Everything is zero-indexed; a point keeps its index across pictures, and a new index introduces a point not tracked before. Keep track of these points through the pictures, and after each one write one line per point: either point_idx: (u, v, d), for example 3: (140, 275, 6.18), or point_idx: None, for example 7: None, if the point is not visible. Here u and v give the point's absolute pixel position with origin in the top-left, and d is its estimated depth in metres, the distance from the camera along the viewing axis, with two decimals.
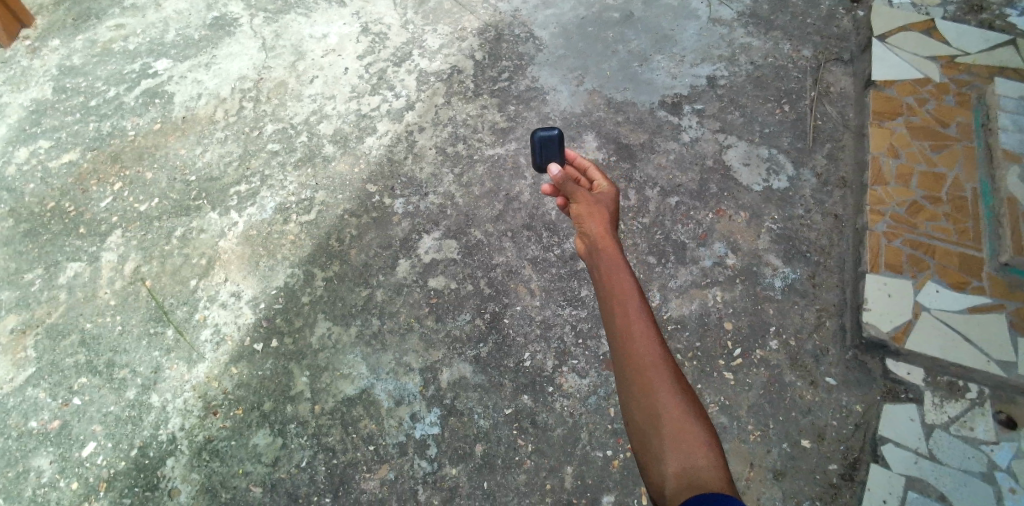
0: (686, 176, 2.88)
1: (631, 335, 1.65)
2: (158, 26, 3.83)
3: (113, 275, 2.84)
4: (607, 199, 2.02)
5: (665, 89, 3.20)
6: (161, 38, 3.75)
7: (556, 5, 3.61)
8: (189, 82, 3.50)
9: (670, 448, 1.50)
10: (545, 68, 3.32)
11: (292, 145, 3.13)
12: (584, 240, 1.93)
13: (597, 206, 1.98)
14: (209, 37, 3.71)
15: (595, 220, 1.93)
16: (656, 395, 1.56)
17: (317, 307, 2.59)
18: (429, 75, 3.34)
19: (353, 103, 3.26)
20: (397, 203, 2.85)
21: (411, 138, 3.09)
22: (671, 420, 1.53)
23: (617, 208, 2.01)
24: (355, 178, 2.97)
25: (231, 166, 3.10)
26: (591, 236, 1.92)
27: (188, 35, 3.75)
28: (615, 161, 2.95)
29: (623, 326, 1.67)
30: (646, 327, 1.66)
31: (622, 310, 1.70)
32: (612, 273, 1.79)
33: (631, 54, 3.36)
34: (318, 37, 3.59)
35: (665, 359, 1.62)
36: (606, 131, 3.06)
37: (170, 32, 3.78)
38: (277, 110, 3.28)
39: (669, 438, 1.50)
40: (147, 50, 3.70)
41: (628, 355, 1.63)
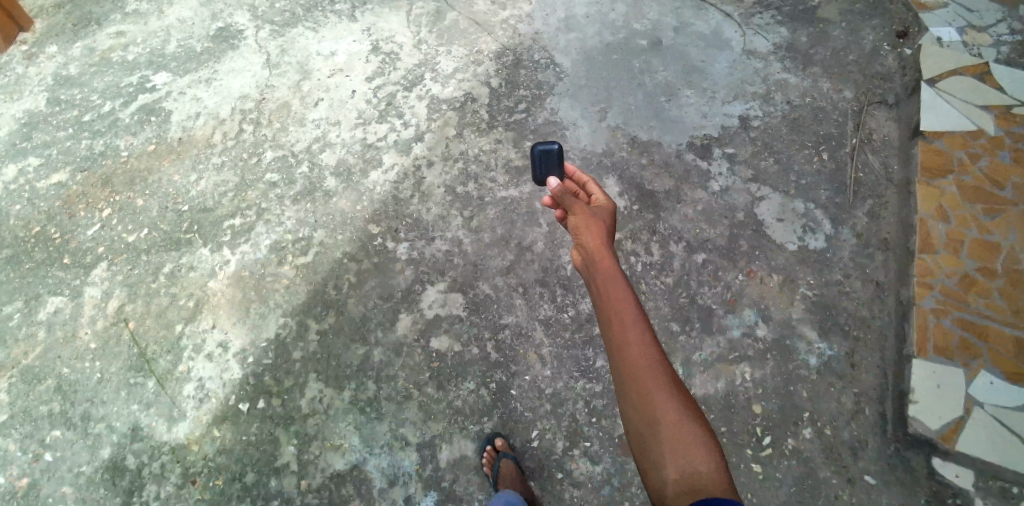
0: (714, 231, 2.64)
1: (626, 342, 1.57)
2: (157, 34, 3.62)
3: (95, 314, 2.67)
4: (605, 213, 1.89)
5: (694, 128, 2.94)
6: (160, 48, 3.55)
7: (580, 28, 3.36)
8: (187, 99, 3.29)
9: (669, 453, 1.43)
10: (565, 100, 3.07)
11: (291, 176, 2.90)
12: (579, 253, 1.82)
13: (598, 221, 1.85)
14: (211, 49, 3.50)
15: (596, 237, 1.80)
16: (653, 401, 1.49)
17: (309, 365, 2.41)
18: (441, 102, 3.11)
19: (358, 131, 3.02)
20: (401, 248, 2.63)
21: (419, 174, 2.85)
22: (669, 422, 1.46)
23: (615, 220, 1.89)
24: (357, 217, 2.74)
25: (227, 197, 2.88)
26: (587, 246, 1.79)
27: (189, 46, 3.54)
28: (639, 210, 2.69)
29: (618, 333, 1.60)
30: (642, 332, 1.58)
31: (616, 316, 1.63)
32: (606, 278, 1.71)
33: (658, 86, 3.10)
34: (324, 54, 3.36)
35: (662, 362, 1.55)
36: (629, 174, 2.80)
37: (170, 41, 3.57)
38: (278, 135, 3.06)
39: (668, 445, 1.44)
40: (145, 61, 3.48)
41: (623, 362, 1.55)
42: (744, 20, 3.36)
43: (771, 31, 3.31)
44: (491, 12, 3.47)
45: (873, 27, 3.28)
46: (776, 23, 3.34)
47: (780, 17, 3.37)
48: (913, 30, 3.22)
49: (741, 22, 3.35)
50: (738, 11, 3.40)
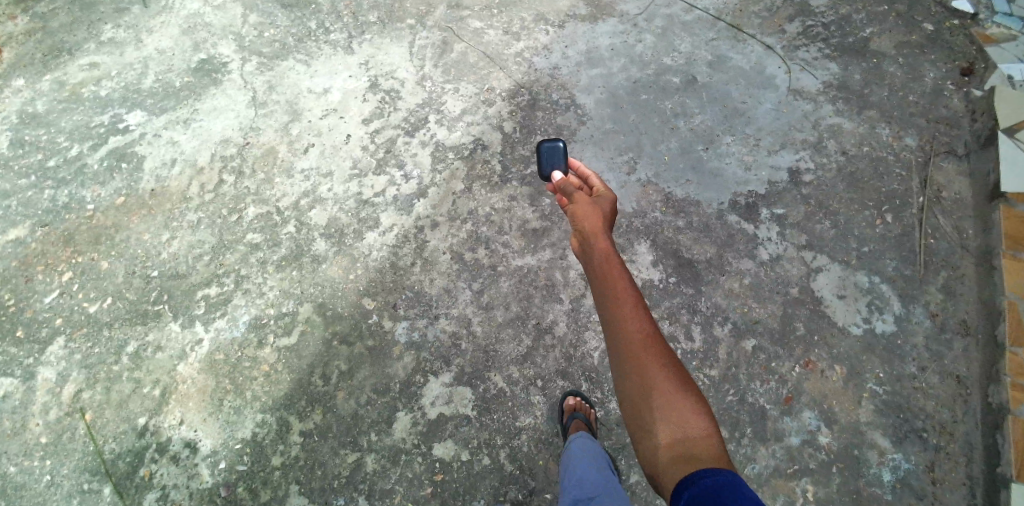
0: (764, 311, 2.27)
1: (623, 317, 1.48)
2: (135, 68, 3.31)
3: (48, 401, 2.33)
4: (607, 204, 1.74)
5: (737, 184, 2.56)
6: (137, 84, 3.24)
7: (603, 63, 3.00)
8: (163, 142, 2.98)
9: (664, 419, 1.37)
10: (588, 148, 2.71)
11: (276, 237, 2.57)
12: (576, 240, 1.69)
13: (598, 208, 1.71)
14: (192, 84, 3.18)
15: (595, 218, 1.67)
16: (645, 369, 1.42)
17: (290, 475, 2.10)
18: (447, 149, 2.75)
19: (352, 183, 2.66)
20: (400, 327, 2.28)
21: (420, 237, 2.48)
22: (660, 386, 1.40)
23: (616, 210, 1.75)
24: (349, 288, 2.39)
25: (201, 261, 2.57)
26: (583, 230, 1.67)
27: (168, 81, 3.23)
28: (676, 284, 2.32)
29: (608, 299, 1.53)
30: (636, 310, 1.49)
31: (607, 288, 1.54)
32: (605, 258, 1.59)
33: (694, 132, 2.73)
34: (316, 92, 3.02)
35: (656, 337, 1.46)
36: (663, 239, 2.42)
37: (148, 76, 3.27)
38: (262, 188, 2.72)
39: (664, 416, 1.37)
40: (119, 98, 3.19)
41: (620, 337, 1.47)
42: (787, 54, 3.02)
43: (820, 67, 2.96)
44: (504, 43, 3.11)
45: (934, 62, 2.90)
46: (825, 57, 2.99)
47: (828, 51, 3.01)
48: (979, 66, 2.87)
49: (785, 56, 3.01)
50: (782, 44, 3.06)
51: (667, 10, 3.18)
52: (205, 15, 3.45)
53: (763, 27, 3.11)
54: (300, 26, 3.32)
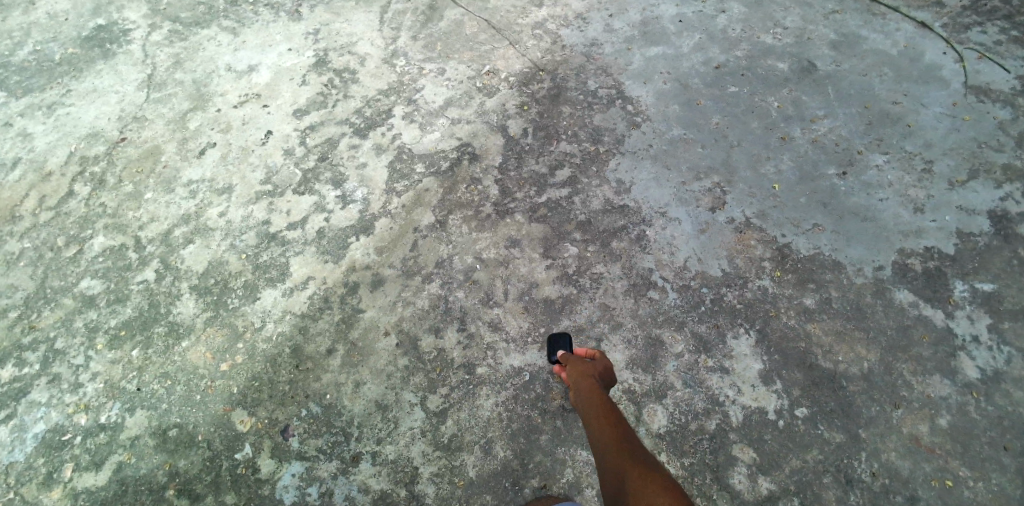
0: (984, 490, 1.17)
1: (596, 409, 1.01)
2: (12, 34, 2.40)
3: None
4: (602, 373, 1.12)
5: (903, 236, 1.49)
6: (8, 55, 2.33)
7: (667, 39, 1.97)
8: (12, 134, 2.05)
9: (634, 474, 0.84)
10: (641, 163, 1.66)
11: (123, 288, 1.58)
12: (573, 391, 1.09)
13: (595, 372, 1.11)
14: (76, 58, 2.27)
15: (585, 370, 1.11)
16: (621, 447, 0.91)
17: None
18: (414, 158, 1.73)
19: (259, 207, 1.67)
20: (289, 475, 1.25)
21: (350, 302, 1.46)
22: (610, 432, 0.95)
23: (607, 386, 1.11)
24: (216, 387, 1.37)
25: (2, 321, 1.57)
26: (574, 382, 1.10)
27: (48, 54, 2.31)
28: (808, 423, 1.24)
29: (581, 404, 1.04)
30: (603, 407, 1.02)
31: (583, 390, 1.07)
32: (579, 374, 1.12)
33: (819, 147, 1.67)
34: (238, 71, 2.07)
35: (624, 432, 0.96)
36: (778, 330, 1.35)
37: (24, 45, 2.35)
38: (124, 208, 1.75)
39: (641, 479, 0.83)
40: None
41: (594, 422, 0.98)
42: (954, 35, 1.93)
43: (1012, 54, 1.87)
44: (517, 10, 2.12)
45: None
46: (1015, 41, 1.90)
47: (1018, 32, 1.92)
48: None
49: (953, 36, 1.92)
50: (942, 21, 1.97)
51: None
52: None
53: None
54: None
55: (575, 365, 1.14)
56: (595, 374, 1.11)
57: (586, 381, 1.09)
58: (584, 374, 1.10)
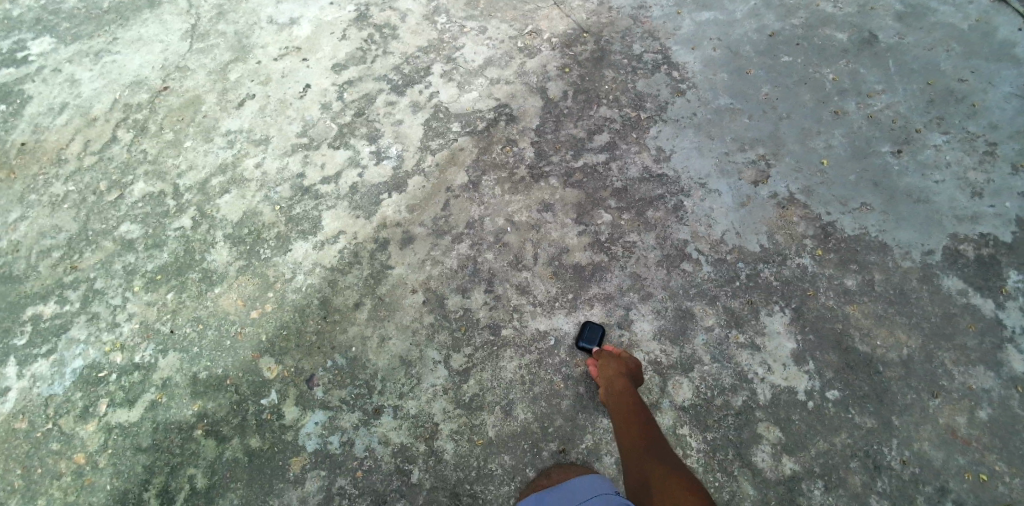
0: (1021, 488, 1.12)
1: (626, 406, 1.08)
2: None
3: None
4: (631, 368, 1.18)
5: (958, 220, 1.41)
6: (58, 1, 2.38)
7: (720, 4, 1.88)
8: (60, 80, 2.10)
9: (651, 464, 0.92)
10: (684, 132, 1.60)
11: (160, 233, 1.61)
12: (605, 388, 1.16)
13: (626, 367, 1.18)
14: (123, 6, 2.30)
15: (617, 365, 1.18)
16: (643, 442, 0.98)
17: None
18: (450, 118, 1.70)
19: (294, 159, 1.68)
20: (312, 422, 1.27)
21: (378, 258, 1.46)
22: (635, 427, 1.02)
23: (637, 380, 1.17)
24: (245, 333, 1.39)
25: (48, 260, 1.63)
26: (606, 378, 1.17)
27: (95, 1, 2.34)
28: (839, 407, 1.20)
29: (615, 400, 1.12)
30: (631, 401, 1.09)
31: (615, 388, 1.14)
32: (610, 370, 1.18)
33: (875, 124, 1.59)
34: (279, 23, 2.06)
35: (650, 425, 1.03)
36: (816, 310, 1.30)
37: None
38: (164, 155, 1.78)
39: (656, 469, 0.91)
40: (30, 20, 2.33)
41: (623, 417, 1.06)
42: None
43: None
44: None
45: None
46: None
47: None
48: None
49: None
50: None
51: None
52: None
53: None
54: None
55: (608, 360, 1.19)
56: (627, 372, 1.17)
57: (619, 380, 1.14)
58: (616, 374, 1.16)
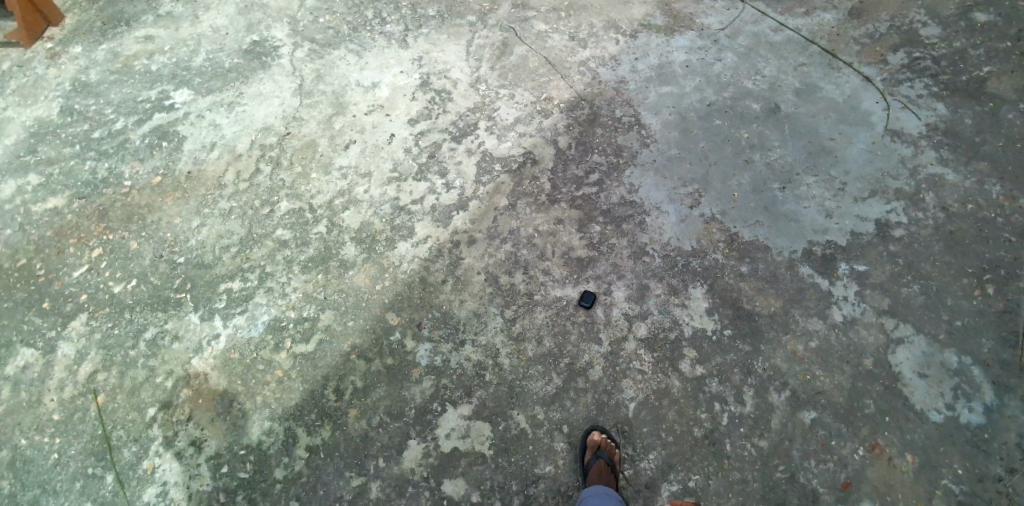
0: (829, 381, 2.00)
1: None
2: (188, 43, 3.13)
3: (64, 377, 2.33)
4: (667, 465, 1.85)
5: (814, 231, 2.27)
6: (188, 60, 3.07)
7: (676, 80, 2.74)
8: (205, 125, 2.83)
9: None
10: (648, 174, 2.46)
11: (305, 235, 2.44)
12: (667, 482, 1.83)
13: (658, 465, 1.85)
14: (241, 66, 3.01)
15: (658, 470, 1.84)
16: None
17: (289, 493, 1.97)
18: (494, 161, 2.56)
19: (391, 187, 2.52)
20: (422, 349, 2.13)
21: (454, 253, 2.32)
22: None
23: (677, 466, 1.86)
24: (374, 299, 2.25)
25: (229, 253, 2.44)
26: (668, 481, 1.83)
27: (218, 62, 3.04)
28: (732, 338, 2.07)
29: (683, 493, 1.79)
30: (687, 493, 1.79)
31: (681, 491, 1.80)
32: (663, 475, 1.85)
33: (771, 169, 2.44)
34: (366, 86, 2.87)
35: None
36: (723, 285, 2.17)
37: (199, 54, 3.08)
38: (298, 182, 2.59)
39: None
40: (168, 75, 3.03)
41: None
42: (889, 89, 2.64)
43: (925, 106, 2.59)
44: (568, 50, 2.90)
45: None
46: (931, 95, 2.62)
47: (936, 88, 2.65)
48: None
49: (886, 90, 2.64)
50: (882, 75, 2.70)
51: (753, 27, 2.89)
52: None
53: (863, 55, 2.77)
54: (357, 14, 3.13)
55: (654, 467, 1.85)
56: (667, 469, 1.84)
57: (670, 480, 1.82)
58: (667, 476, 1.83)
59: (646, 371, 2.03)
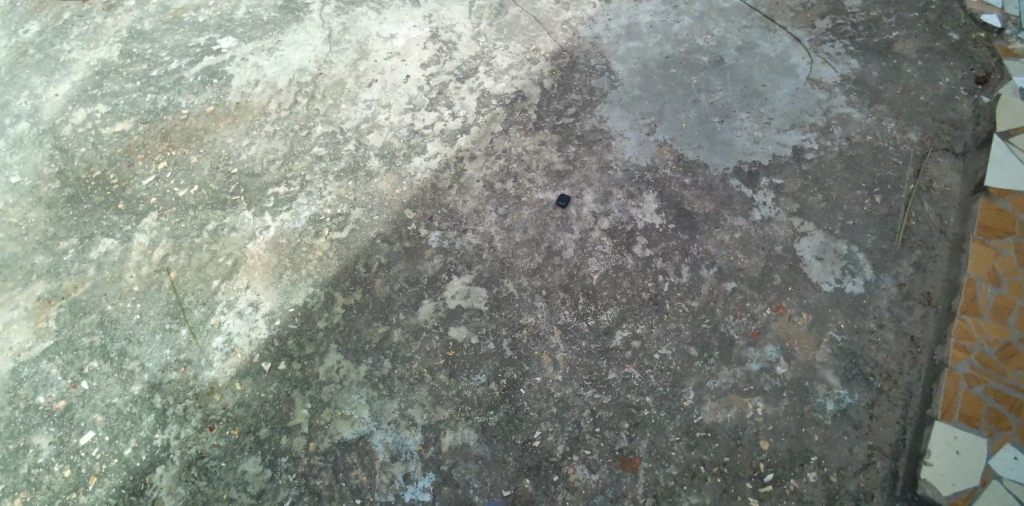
0: (747, 262, 2.61)
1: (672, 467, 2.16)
2: None
3: (141, 260, 2.80)
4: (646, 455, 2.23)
5: (744, 154, 2.88)
6: (231, 13, 3.56)
7: (641, 37, 3.30)
8: (249, 66, 3.35)
9: None
10: (616, 109, 3.05)
11: (338, 152, 3.00)
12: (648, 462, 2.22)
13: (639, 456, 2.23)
14: (277, 19, 3.52)
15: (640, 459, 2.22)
16: None
17: (330, 336, 2.55)
18: (492, 97, 3.13)
19: (407, 116, 3.09)
20: (433, 236, 2.73)
21: (459, 166, 2.92)
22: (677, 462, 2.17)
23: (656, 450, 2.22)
24: (395, 199, 2.84)
25: (275, 165, 2.99)
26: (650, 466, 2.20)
27: (257, 15, 3.55)
28: (674, 229, 2.69)
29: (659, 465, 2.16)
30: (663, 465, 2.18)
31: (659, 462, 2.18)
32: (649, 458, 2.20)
33: (713, 107, 3.03)
34: (385, 36, 3.41)
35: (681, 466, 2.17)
36: (670, 192, 2.78)
37: (241, 8, 3.58)
38: (330, 111, 3.14)
39: None
40: (215, 25, 3.52)
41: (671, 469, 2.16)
42: (815, 48, 3.18)
43: (841, 62, 3.12)
44: (554, 11, 3.45)
45: (951, 69, 3.05)
46: (848, 54, 3.15)
47: (853, 48, 3.17)
48: (993, 77, 2.99)
49: (811, 49, 3.18)
50: (810, 37, 3.22)
51: None
52: None
53: (795, 20, 3.29)
54: None
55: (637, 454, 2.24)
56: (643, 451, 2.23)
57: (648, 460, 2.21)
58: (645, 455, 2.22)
59: (607, 252, 2.64)
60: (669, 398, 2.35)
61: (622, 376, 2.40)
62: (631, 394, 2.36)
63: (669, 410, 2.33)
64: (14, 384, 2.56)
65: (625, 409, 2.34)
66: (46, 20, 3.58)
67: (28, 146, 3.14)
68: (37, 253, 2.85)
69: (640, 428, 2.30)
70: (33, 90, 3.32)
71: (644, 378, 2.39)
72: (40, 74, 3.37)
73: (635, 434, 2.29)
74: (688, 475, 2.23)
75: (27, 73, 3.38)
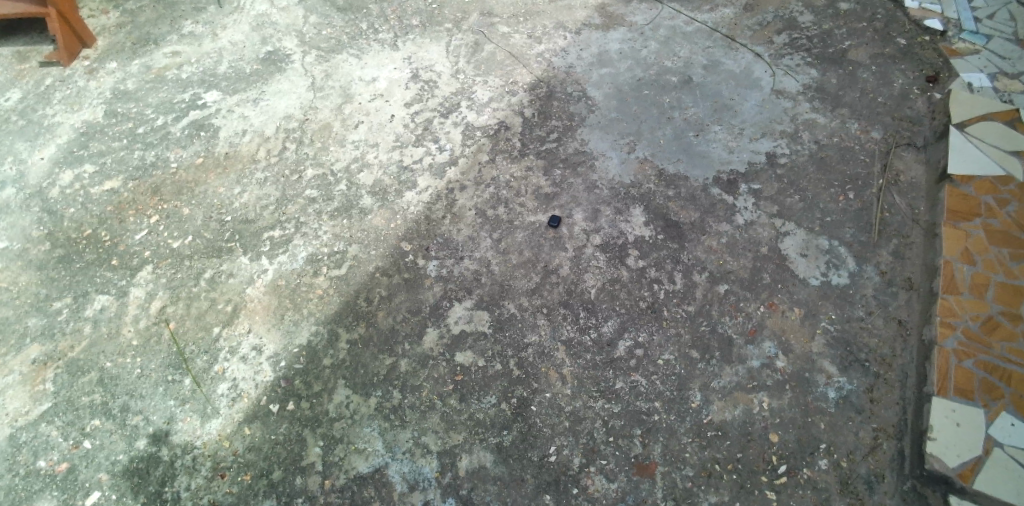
0: (736, 265, 2.71)
1: None
2: (212, 56, 3.71)
3: (138, 313, 2.78)
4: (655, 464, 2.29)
5: (721, 163, 3.02)
6: (213, 68, 3.65)
7: (612, 63, 3.47)
8: (235, 117, 3.42)
9: None
10: (595, 131, 3.18)
11: (330, 193, 3.07)
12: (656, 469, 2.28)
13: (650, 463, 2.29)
14: (259, 71, 3.62)
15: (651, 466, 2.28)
16: None
17: (337, 372, 2.56)
18: (476, 129, 3.24)
19: (395, 153, 3.18)
20: (432, 265, 2.79)
21: (450, 197, 3.00)
22: None
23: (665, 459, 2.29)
24: (390, 234, 2.91)
25: (268, 210, 3.04)
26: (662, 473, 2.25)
27: (240, 68, 3.64)
28: (664, 240, 2.79)
29: None
30: None
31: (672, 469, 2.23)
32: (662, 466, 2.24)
33: (687, 122, 3.18)
34: (367, 80, 3.52)
35: None
36: (656, 205, 2.90)
37: (223, 63, 3.67)
38: (319, 154, 3.22)
39: None
40: (198, 81, 3.59)
41: None
42: (775, 62, 3.37)
43: (801, 72, 3.32)
44: (527, 45, 3.60)
45: (903, 71, 3.26)
46: (806, 65, 3.34)
47: (810, 59, 3.37)
48: (943, 75, 3.21)
49: (771, 62, 3.37)
50: (769, 52, 3.42)
51: (670, 22, 3.63)
52: (271, 16, 3.90)
53: (754, 38, 3.50)
54: (353, 27, 3.81)
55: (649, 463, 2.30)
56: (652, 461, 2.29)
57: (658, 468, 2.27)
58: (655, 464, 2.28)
59: (602, 266, 2.73)
60: (677, 402, 2.41)
61: (629, 384, 2.45)
62: (640, 402, 2.41)
63: (679, 414, 2.38)
64: (10, 452, 2.46)
65: (636, 416, 2.38)
66: (27, 87, 3.62)
67: (16, 211, 3.13)
68: (29, 316, 2.80)
69: (653, 434, 2.35)
70: (17, 155, 3.33)
71: (651, 385, 2.44)
72: (24, 139, 3.40)
73: (648, 439, 2.34)
74: (704, 475, 2.27)
75: (11, 139, 3.40)
